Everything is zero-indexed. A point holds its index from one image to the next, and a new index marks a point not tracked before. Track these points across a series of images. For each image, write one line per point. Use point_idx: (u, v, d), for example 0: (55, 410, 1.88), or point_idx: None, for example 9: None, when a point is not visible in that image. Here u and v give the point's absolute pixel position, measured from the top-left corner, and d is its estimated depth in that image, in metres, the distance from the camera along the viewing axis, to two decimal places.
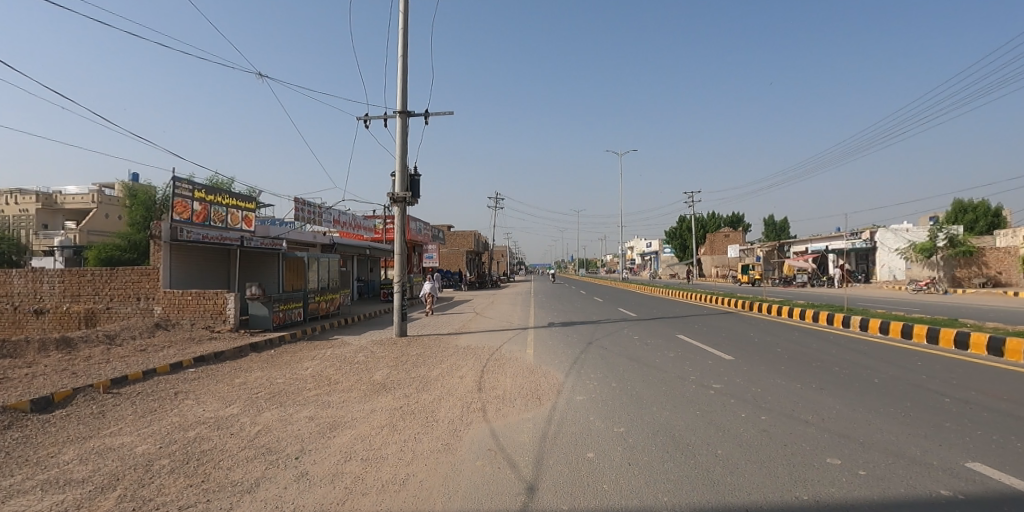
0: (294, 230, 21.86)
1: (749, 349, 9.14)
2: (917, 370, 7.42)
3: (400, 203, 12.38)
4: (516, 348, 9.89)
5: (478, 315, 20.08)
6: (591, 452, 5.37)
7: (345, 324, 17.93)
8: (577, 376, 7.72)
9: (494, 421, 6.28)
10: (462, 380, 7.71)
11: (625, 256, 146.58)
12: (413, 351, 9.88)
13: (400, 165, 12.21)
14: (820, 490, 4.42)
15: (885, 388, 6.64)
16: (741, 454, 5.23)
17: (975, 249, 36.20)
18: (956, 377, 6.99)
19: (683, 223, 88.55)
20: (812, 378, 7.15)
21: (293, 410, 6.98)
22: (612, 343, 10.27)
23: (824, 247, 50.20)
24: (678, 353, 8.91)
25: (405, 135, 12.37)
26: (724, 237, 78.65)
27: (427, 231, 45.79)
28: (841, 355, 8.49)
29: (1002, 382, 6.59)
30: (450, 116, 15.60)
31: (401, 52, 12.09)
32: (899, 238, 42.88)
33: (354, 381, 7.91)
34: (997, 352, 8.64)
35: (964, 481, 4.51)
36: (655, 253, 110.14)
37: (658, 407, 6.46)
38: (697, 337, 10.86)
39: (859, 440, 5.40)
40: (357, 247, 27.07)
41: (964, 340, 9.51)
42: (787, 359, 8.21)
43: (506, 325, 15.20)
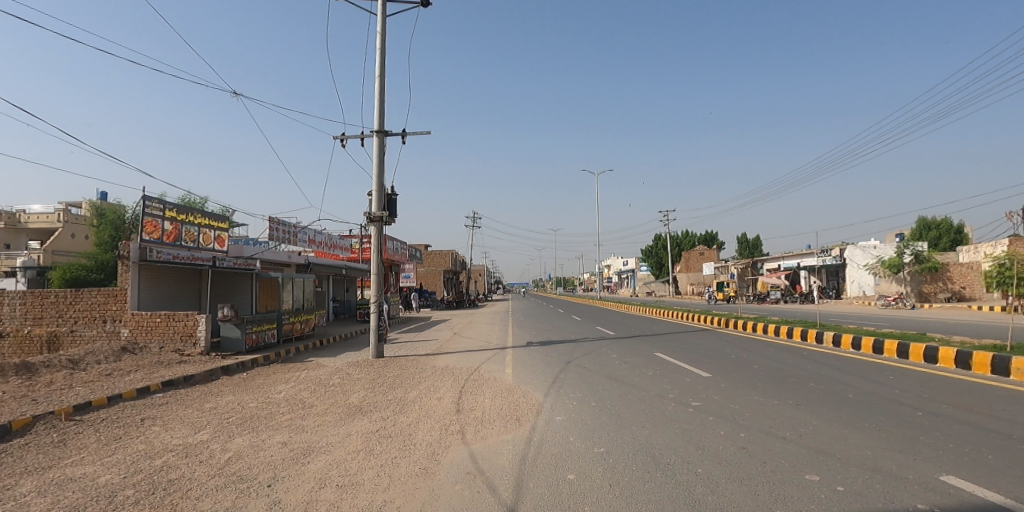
0: (269, 250, 21.35)
1: (726, 366, 9.15)
2: (889, 383, 7.50)
3: (377, 223, 12.22)
4: (495, 368, 9.80)
5: (455, 334, 19.83)
6: (572, 474, 5.36)
7: (321, 346, 17.52)
8: (556, 396, 7.59)
9: (473, 443, 6.17)
10: (441, 401, 7.53)
11: (602, 273, 148.37)
12: (390, 373, 9.66)
13: (377, 185, 12.08)
14: (800, 507, 4.54)
15: (861, 402, 6.71)
16: (722, 473, 5.30)
17: (939, 265, 37.18)
18: (927, 390, 7.11)
19: (658, 241, 90.92)
20: (790, 395, 7.17)
21: (265, 436, 6.77)
22: (591, 362, 10.21)
23: (795, 264, 51.47)
24: (657, 372, 8.85)
25: (382, 154, 12.25)
26: (699, 253, 82.22)
27: (404, 251, 45.67)
28: (816, 371, 8.57)
29: (972, 394, 6.72)
30: (428, 135, 15.54)
31: (379, 71, 11.92)
32: (866, 254, 44.22)
33: (329, 403, 7.69)
34: (965, 365, 8.87)
35: (934, 496, 4.67)
36: (631, 271, 111.59)
37: (639, 426, 6.36)
38: (675, 355, 10.86)
39: (837, 455, 5.46)
40: (334, 267, 26.76)
41: (932, 353, 9.75)
42: (763, 376, 8.25)
43: (485, 345, 14.95)
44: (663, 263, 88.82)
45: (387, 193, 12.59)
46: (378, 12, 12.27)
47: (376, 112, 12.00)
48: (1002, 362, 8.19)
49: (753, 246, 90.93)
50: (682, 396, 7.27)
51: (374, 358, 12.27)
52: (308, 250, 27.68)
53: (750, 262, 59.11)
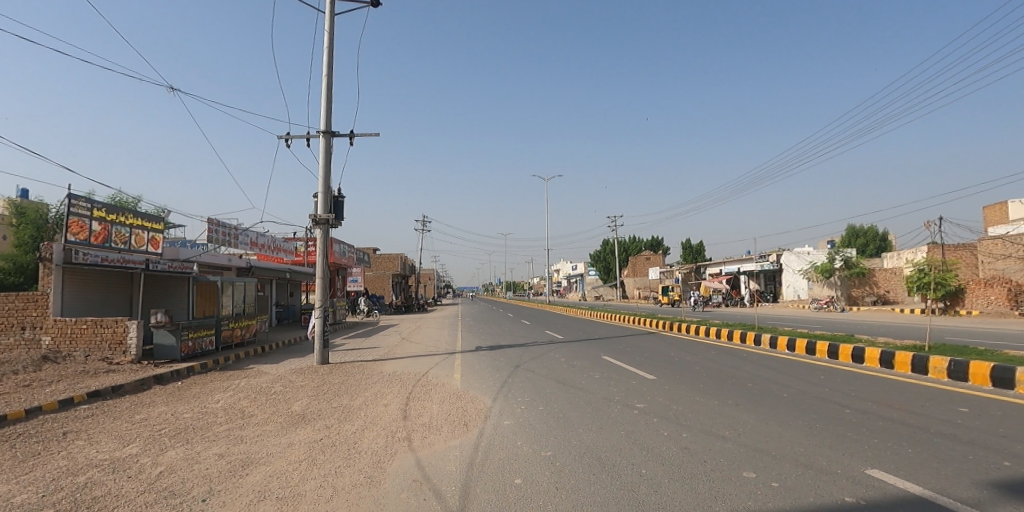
0: (207, 252, 20.47)
1: (670, 368, 9.37)
2: (820, 382, 7.87)
3: (323, 226, 11.89)
4: (444, 373, 9.69)
5: (403, 340, 19.52)
6: (518, 478, 5.35)
7: (262, 353, 16.91)
8: (504, 400, 7.55)
9: (419, 450, 6.06)
10: (387, 408, 7.36)
11: (554, 279, 150.79)
12: (335, 380, 9.39)
13: (323, 186, 11.76)
14: (737, 504, 4.70)
15: (795, 401, 6.99)
16: (665, 473, 5.41)
17: (866, 270, 39.42)
18: (855, 388, 7.49)
19: (607, 247, 93.52)
20: (729, 395, 7.41)
21: (201, 448, 6.44)
22: (540, 366, 10.24)
23: (736, 269, 53.88)
24: (604, 375, 8.96)
25: (328, 155, 11.95)
26: (646, 259, 85.19)
27: (352, 254, 44.68)
28: (754, 371, 8.90)
29: (895, 392, 7.15)
30: (378, 136, 15.21)
31: (326, 70, 11.64)
32: (801, 260, 46.75)
33: (270, 412, 7.40)
34: (888, 363, 9.42)
35: (862, 491, 4.92)
36: (580, 276, 113.93)
37: (584, 428, 6.41)
38: (622, 358, 11.04)
39: (772, 452, 5.67)
40: (276, 270, 25.86)
41: (858, 353, 10.34)
42: (705, 378, 8.47)
43: (434, 350, 14.79)
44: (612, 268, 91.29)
45: (333, 195, 12.28)
46: (326, 10, 11.99)
47: (322, 112, 11.71)
48: (921, 361, 8.77)
49: (696, 253, 94.71)
50: (627, 398, 7.37)
51: (317, 365, 11.91)
52: (250, 253, 26.62)
53: (693, 267, 62.08)
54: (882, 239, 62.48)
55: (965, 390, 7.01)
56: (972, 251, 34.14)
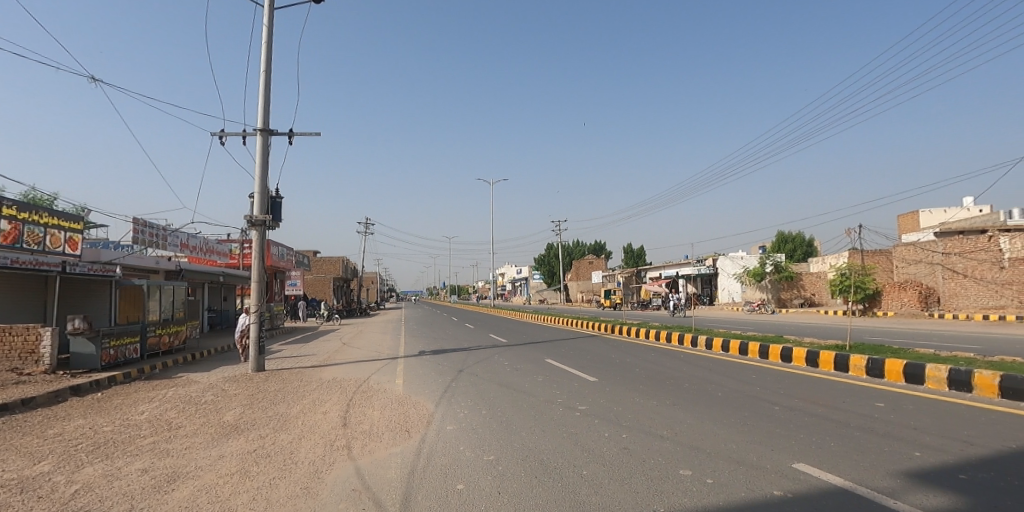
0: (132, 254, 19.33)
1: (612, 371, 9.54)
2: (753, 381, 8.20)
3: (260, 227, 11.44)
4: (385, 379, 9.50)
5: (345, 345, 19.01)
6: (460, 484, 5.29)
7: (191, 361, 16.08)
8: (447, 405, 7.48)
9: (360, 458, 5.89)
10: (326, 415, 7.13)
11: (501, 283, 152.46)
12: (271, 388, 9.02)
13: (260, 186, 11.36)
14: (674, 501, 4.81)
15: (730, 400, 7.25)
16: (605, 473, 5.48)
17: (794, 274, 41.77)
18: (783, 387, 7.85)
19: (551, 251, 95.37)
20: (668, 395, 7.60)
21: (123, 463, 6.03)
22: (484, 370, 10.22)
23: (674, 273, 56.20)
24: (548, 378, 9.03)
25: (266, 154, 11.55)
26: (589, 263, 87.77)
27: (291, 257, 43.25)
28: (691, 372, 9.19)
29: (820, 388, 7.54)
30: (319, 136, 14.80)
31: (265, 64, 11.26)
32: (735, 264, 48.95)
33: (200, 423, 7.02)
34: (813, 362, 9.97)
35: (791, 485, 5.13)
36: (526, 279, 115.42)
37: (527, 430, 6.42)
38: (564, 361, 11.16)
39: (707, 450, 5.85)
40: (209, 273, 24.60)
41: (787, 353, 10.90)
42: (645, 379, 8.68)
43: (377, 355, 14.48)
44: (555, 271, 93.37)
45: (271, 196, 11.87)
46: (266, 3, 11.61)
47: (260, 109, 11.31)
48: (843, 359, 9.33)
49: (637, 258, 98.04)
50: (570, 400, 7.45)
51: (252, 373, 11.43)
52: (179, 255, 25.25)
53: (635, 271, 64.51)
54: (809, 244, 66.66)
55: (882, 386, 7.50)
56: (888, 256, 37.18)
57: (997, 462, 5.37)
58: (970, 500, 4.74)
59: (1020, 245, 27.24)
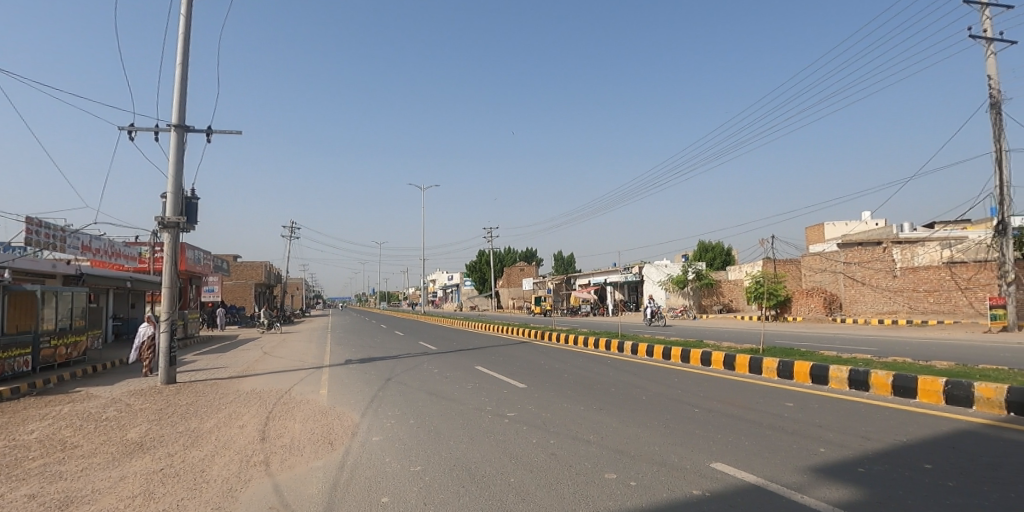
0: (24, 257, 17.61)
1: (542, 377, 9.66)
2: (674, 385, 8.53)
3: (172, 229, 10.79)
4: (309, 389, 9.15)
5: (266, 355, 18.09)
6: (385, 496, 5.15)
7: (91, 375, 14.83)
8: (373, 416, 7.29)
9: (278, 474, 5.61)
10: (243, 430, 6.77)
11: (430, 288, 151.39)
12: (182, 401, 8.47)
13: (174, 186, 10.73)
14: (599, 505, 4.88)
15: (652, 403, 7.50)
16: (533, 480, 5.50)
17: (713, 281, 44.32)
18: (702, 389, 8.21)
19: (482, 257, 95.93)
20: (594, 400, 7.76)
21: (4, 489, 5.42)
22: (413, 378, 10.09)
23: (603, 281, 58.26)
24: (477, 386, 9.02)
25: (181, 151, 10.93)
26: (520, 270, 89.45)
27: (209, 262, 40.96)
28: (617, 377, 9.45)
29: (736, 390, 7.94)
30: (239, 134, 14.17)
31: (181, 56, 10.67)
32: (659, 271, 50.85)
33: (99, 442, 6.46)
34: (730, 365, 10.76)
35: (710, 484, 5.34)
36: (458, 286, 115.53)
37: (455, 439, 6.36)
38: (494, 368, 11.17)
39: (631, 453, 6.01)
40: (117, 278, 22.77)
41: (706, 357, 11.57)
42: (573, 384, 8.83)
43: (299, 365, 13.91)
44: (486, 278, 94.25)
45: (186, 197, 11.23)
46: None
47: (175, 104, 10.72)
48: (756, 362, 10.17)
49: (567, 266, 100.70)
50: (498, 407, 7.48)
51: (162, 385, 10.68)
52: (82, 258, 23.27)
53: (564, 278, 66.18)
54: (727, 253, 70.64)
55: (791, 386, 8.15)
56: (797, 265, 39.70)
57: (889, 454, 5.84)
58: (867, 491, 5.11)
59: (910, 255, 30.15)
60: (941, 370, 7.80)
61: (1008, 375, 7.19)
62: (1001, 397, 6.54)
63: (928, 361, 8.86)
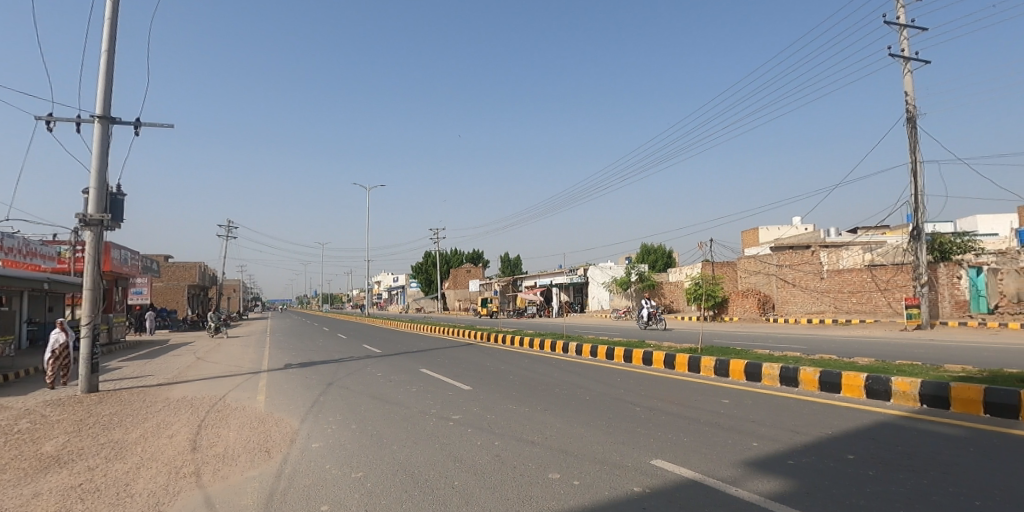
0: None
1: (487, 378, 9.69)
2: (617, 384, 8.73)
3: (95, 227, 10.16)
4: (245, 396, 8.82)
5: (200, 361, 17.26)
6: (324, 503, 5.01)
7: (0, 385, 13.71)
8: (314, 422, 7.11)
9: (210, 485, 5.37)
10: (173, 440, 6.44)
11: (376, 289, 149.50)
12: (105, 411, 7.98)
13: (97, 181, 10.12)
14: (541, 505, 4.92)
15: (595, 403, 7.66)
16: (477, 482, 5.50)
17: (655, 283, 45.74)
18: (643, 388, 8.44)
19: (428, 258, 95.63)
20: (539, 400, 7.85)
21: None
22: (356, 382, 9.89)
23: (549, 282, 59.42)
24: (422, 388, 8.94)
25: (105, 144, 10.34)
26: (466, 271, 90.14)
27: (138, 262, 38.76)
28: (562, 377, 9.60)
29: (675, 388, 8.21)
30: (172, 128, 13.51)
31: (107, 43, 10.10)
32: (604, 274, 53.32)
33: (7, 458, 5.99)
34: (670, 364, 11.13)
35: (650, 481, 5.48)
36: (405, 287, 114.56)
37: (399, 444, 6.28)
38: (440, 370, 11.10)
39: (574, 452, 6.10)
40: (34, 280, 21.19)
41: (647, 356, 11.94)
42: (518, 386, 8.90)
43: (236, 370, 13.35)
44: (433, 279, 94.09)
45: (111, 193, 10.62)
46: None
47: (100, 93, 10.13)
48: (695, 361, 10.57)
49: (514, 267, 101.69)
50: (443, 410, 7.45)
51: (82, 395, 10.00)
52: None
53: (511, 279, 67.32)
54: (667, 257, 73.62)
55: (726, 384, 8.50)
56: (733, 268, 41.57)
57: (816, 447, 6.17)
58: (795, 482, 5.38)
59: (835, 259, 32.12)
60: (862, 366, 8.34)
61: (921, 369, 7.80)
62: (914, 390, 7.20)
63: (851, 357, 9.44)
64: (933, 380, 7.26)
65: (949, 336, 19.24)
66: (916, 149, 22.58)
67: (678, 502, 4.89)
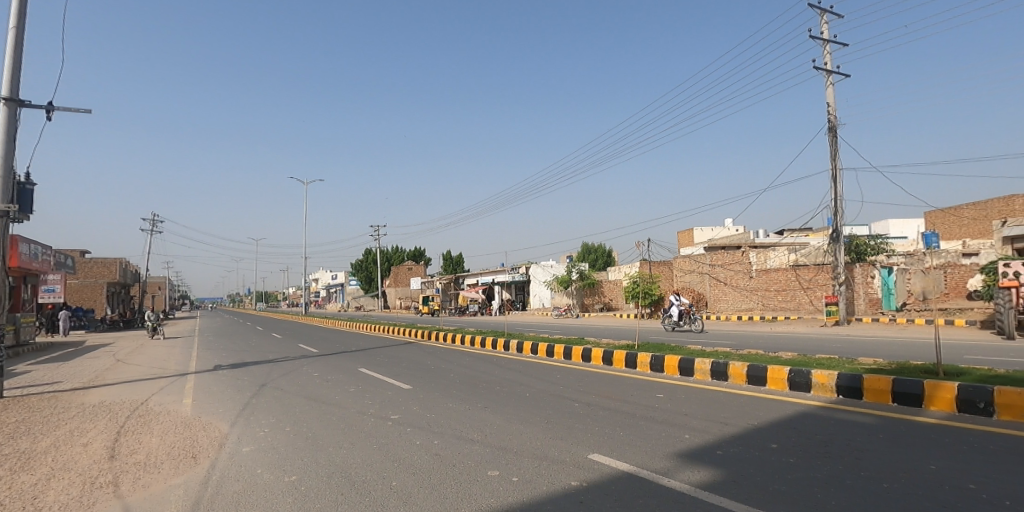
0: None
1: (429, 377, 9.67)
2: (556, 381, 8.91)
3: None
4: (170, 399, 8.43)
5: (119, 363, 16.25)
6: (254, 508, 4.86)
7: None
8: (245, 425, 6.88)
9: (130, 495, 5.10)
10: (89, 448, 6.08)
11: (315, 287, 145.45)
12: (9, 419, 7.41)
13: (3, 168, 9.38)
14: (479, 503, 4.97)
15: (535, 400, 7.79)
16: (415, 482, 5.48)
17: (594, 281, 46.79)
18: (581, 384, 8.65)
19: (369, 255, 94.28)
20: (479, 398, 7.90)
21: None
22: (291, 383, 9.63)
23: (491, 281, 59.89)
24: (360, 388, 8.82)
25: (12, 128, 9.60)
26: (408, 269, 89.87)
27: (51, 258, 36.06)
28: (503, 375, 9.70)
29: (612, 384, 8.46)
30: (88, 113, 12.65)
31: (15, 18, 9.36)
32: (545, 271, 53.63)
33: None
34: (607, 360, 11.47)
35: (587, 475, 5.64)
36: (344, 285, 112.17)
37: (335, 445, 6.18)
38: (379, 370, 10.96)
39: (513, 449, 6.20)
40: None
41: (586, 353, 12.25)
42: (459, 384, 8.93)
43: (161, 373, 12.67)
44: (373, 278, 92.94)
45: (19, 181, 9.87)
46: None
47: (7, 73, 9.40)
48: (631, 357, 10.93)
49: (456, 265, 101.57)
50: (381, 410, 7.39)
51: None
52: None
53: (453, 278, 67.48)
54: (606, 256, 76.09)
55: (660, 379, 8.84)
56: (668, 267, 42.88)
57: (742, 437, 6.52)
58: (723, 471, 5.67)
59: (763, 259, 34.01)
60: (786, 360, 8.89)
61: (838, 362, 8.40)
62: (832, 382, 7.73)
63: (775, 352, 10.04)
64: (849, 372, 7.84)
65: (862, 331, 20.71)
66: (836, 157, 24.09)
67: (611, 494, 5.05)
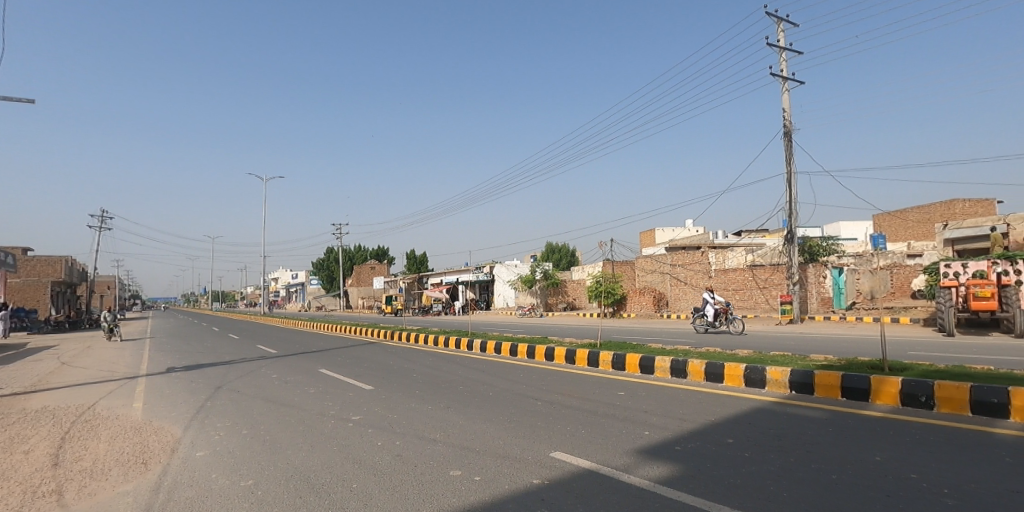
0: None
1: (391, 377, 9.61)
2: (519, 380, 8.99)
3: None
4: (119, 403, 8.12)
5: (62, 366, 15.48)
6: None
7: None
8: (199, 429, 6.70)
9: (75, 503, 4.91)
10: (30, 456, 5.82)
11: (276, 285, 142.01)
12: None
13: None
14: (439, 503, 4.98)
15: (498, 399, 7.85)
16: (376, 483, 5.45)
17: (558, 281, 47.40)
18: (543, 383, 8.75)
19: (331, 254, 92.68)
20: (442, 398, 7.91)
21: None
22: (248, 385, 9.42)
23: (455, 280, 59.70)
24: (321, 390, 8.70)
25: None
26: (370, 268, 88.97)
27: None
28: (467, 374, 9.73)
29: (574, 383, 8.58)
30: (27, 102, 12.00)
31: None
32: (509, 271, 53.66)
33: None
34: (570, 359, 11.61)
35: (548, 473, 5.71)
36: (305, 284, 109.76)
37: (294, 448, 6.09)
38: (341, 370, 10.82)
39: (476, 448, 6.23)
40: None
41: (550, 352, 12.37)
42: (422, 383, 8.91)
43: (108, 376, 12.16)
44: (336, 277, 91.51)
45: None
46: None
47: None
48: (594, 356, 11.11)
49: (422, 264, 100.82)
50: (342, 411, 7.32)
51: None
52: None
53: (417, 278, 67.17)
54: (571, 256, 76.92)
55: (621, 377, 9.01)
56: (631, 267, 44.07)
57: (700, 433, 6.72)
58: (680, 466, 5.83)
59: (722, 259, 35.08)
60: (741, 357, 9.20)
61: (790, 358, 8.74)
62: (785, 378, 8.04)
63: (732, 349, 10.36)
64: (800, 368, 8.17)
65: (814, 329, 21.52)
66: (790, 161, 24.89)
67: (570, 492, 5.13)
